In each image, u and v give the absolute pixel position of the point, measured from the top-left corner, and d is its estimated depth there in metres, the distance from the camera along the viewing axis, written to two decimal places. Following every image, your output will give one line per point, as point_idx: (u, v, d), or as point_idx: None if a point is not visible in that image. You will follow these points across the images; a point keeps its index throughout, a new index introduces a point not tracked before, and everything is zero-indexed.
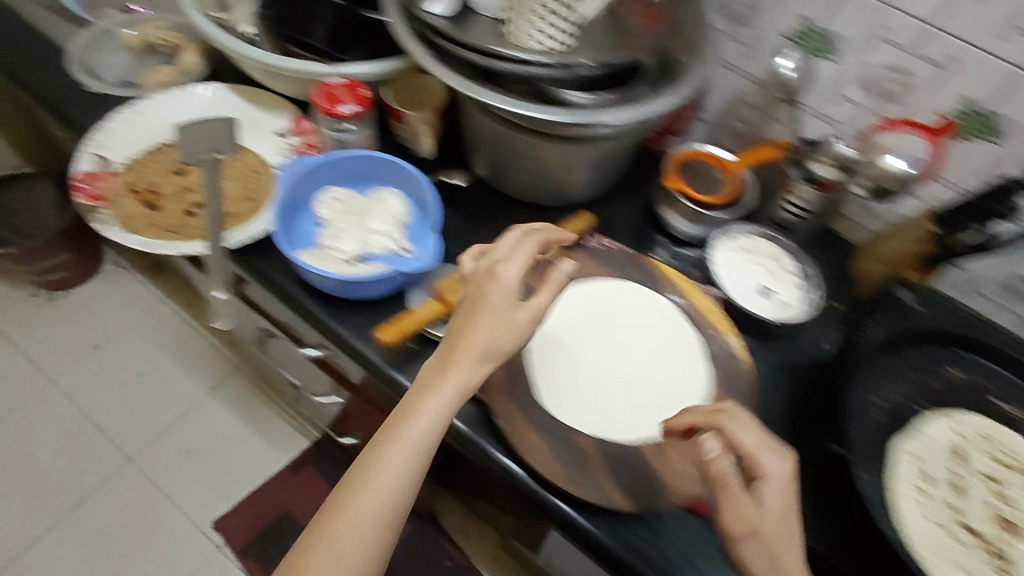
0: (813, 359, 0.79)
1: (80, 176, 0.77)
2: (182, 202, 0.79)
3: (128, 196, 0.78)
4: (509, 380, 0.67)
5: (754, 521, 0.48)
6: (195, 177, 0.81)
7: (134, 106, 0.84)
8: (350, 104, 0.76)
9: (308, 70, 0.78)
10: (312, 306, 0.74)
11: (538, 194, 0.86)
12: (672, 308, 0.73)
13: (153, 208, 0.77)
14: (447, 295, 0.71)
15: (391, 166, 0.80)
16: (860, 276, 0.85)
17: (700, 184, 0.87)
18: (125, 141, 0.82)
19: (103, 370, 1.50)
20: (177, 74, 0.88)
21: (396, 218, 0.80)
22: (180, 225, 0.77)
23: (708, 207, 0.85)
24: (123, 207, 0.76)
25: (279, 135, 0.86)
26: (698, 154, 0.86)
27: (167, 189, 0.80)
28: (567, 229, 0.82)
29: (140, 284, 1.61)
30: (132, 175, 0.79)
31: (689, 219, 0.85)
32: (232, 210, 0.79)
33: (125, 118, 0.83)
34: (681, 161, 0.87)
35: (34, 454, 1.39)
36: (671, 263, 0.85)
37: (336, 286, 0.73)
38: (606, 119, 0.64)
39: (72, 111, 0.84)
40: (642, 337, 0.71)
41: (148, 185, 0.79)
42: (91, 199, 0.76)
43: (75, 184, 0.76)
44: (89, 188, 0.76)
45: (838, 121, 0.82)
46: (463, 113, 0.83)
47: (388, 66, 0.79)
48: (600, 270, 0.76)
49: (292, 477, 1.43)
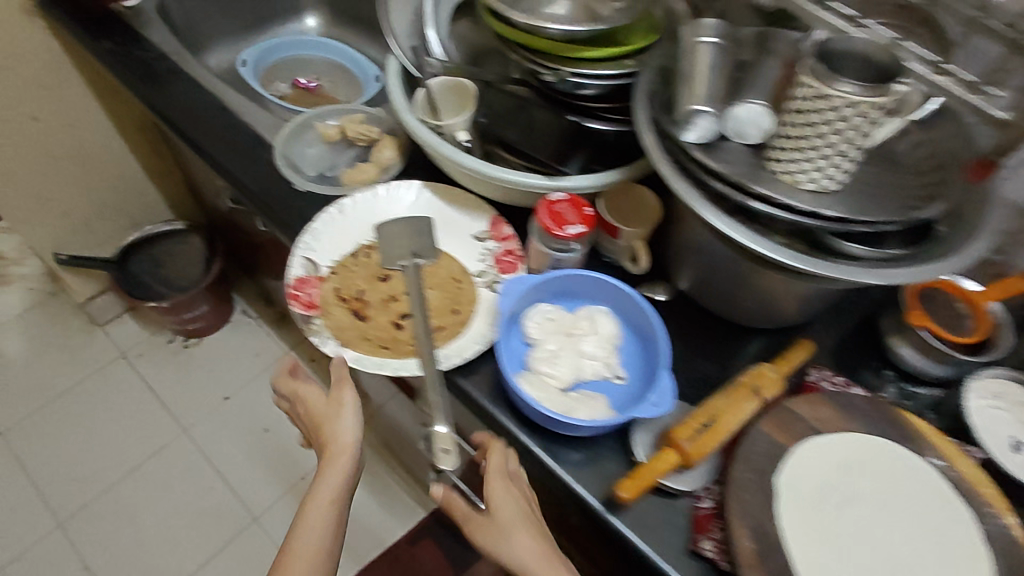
0: None
1: (294, 283, 0.76)
2: (389, 313, 0.77)
3: (338, 306, 0.76)
4: (761, 553, 0.60)
5: (511, 538, 0.64)
6: (398, 285, 0.79)
7: (339, 205, 0.83)
8: (574, 224, 0.72)
9: (525, 182, 0.75)
10: (527, 439, 0.70)
11: (753, 318, 0.79)
12: (934, 473, 0.65)
13: (361, 319, 0.76)
14: (686, 445, 0.65)
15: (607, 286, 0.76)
16: None
17: (943, 317, 0.79)
18: (331, 244, 0.81)
19: (231, 423, 1.51)
20: (378, 172, 0.88)
21: (610, 340, 0.75)
22: (389, 340, 0.74)
23: (957, 348, 0.77)
24: (334, 318, 0.75)
25: (477, 238, 0.83)
26: (943, 284, 0.80)
27: (374, 297, 0.78)
28: (791, 360, 0.74)
29: (269, 336, 1.63)
30: (339, 280, 0.78)
31: (928, 356, 0.77)
32: (439, 324, 0.76)
33: (327, 218, 0.82)
34: (917, 291, 0.80)
35: (159, 506, 1.40)
36: (901, 403, 0.77)
37: (557, 424, 0.68)
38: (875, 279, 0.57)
39: (282, 209, 0.84)
40: (907, 511, 0.63)
41: (355, 294, 0.78)
42: (305, 308, 0.74)
43: (290, 292, 0.75)
44: (302, 295, 0.75)
45: None
46: (680, 231, 0.78)
47: (608, 180, 0.76)
48: (845, 419, 0.69)
49: (412, 550, 1.38)
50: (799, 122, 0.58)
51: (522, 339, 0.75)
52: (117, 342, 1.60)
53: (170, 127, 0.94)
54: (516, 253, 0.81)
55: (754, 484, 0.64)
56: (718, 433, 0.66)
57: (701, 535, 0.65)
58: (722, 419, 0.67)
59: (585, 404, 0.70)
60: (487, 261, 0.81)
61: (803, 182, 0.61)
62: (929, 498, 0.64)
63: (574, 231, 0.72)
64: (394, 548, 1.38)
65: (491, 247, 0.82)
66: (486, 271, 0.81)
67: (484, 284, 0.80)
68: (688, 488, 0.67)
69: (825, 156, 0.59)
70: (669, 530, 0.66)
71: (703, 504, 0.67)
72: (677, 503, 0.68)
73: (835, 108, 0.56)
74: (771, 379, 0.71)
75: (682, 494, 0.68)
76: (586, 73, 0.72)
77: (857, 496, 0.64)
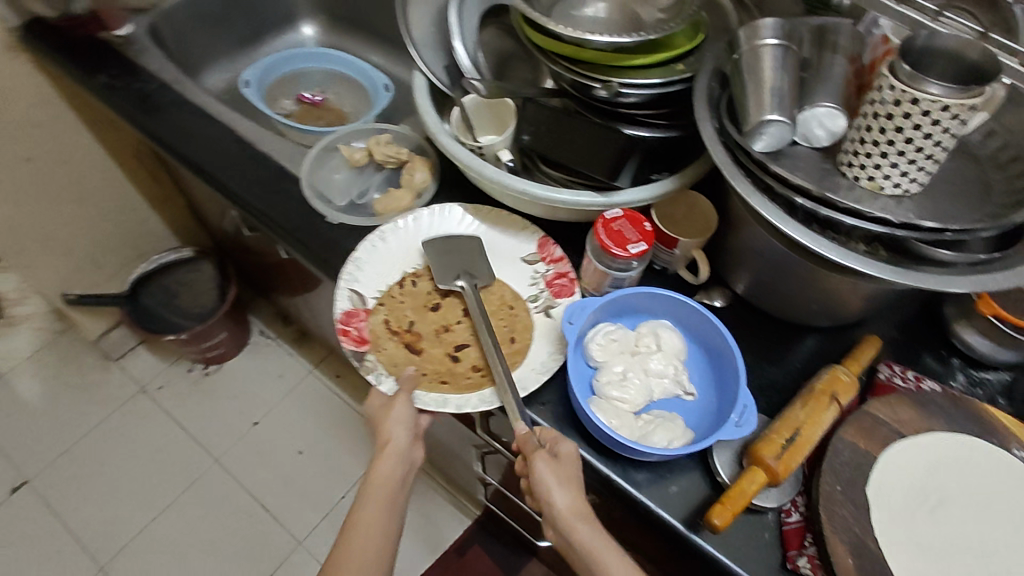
0: None
1: (342, 317, 0.73)
2: (444, 345, 0.74)
3: (390, 339, 0.73)
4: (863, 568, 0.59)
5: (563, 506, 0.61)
6: (449, 314, 0.77)
7: (379, 235, 0.80)
8: (636, 242, 0.69)
9: (580, 201, 0.72)
10: (604, 466, 0.68)
11: (816, 318, 0.77)
12: (1021, 466, 0.65)
13: (416, 352, 0.73)
14: (773, 462, 0.63)
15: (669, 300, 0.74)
16: None
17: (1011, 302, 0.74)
18: (375, 274, 0.77)
19: (263, 446, 1.48)
20: (412, 196, 0.85)
21: (675, 355, 0.73)
22: (447, 373, 0.71)
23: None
24: (388, 354, 0.72)
25: (526, 262, 0.80)
26: None
27: (425, 328, 0.75)
28: (862, 360, 0.72)
29: (290, 355, 1.61)
30: (387, 312, 0.75)
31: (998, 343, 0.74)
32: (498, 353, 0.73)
33: (368, 247, 0.78)
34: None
35: (198, 539, 1.37)
36: (975, 392, 0.75)
37: (637, 451, 0.66)
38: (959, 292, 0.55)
39: (316, 243, 0.81)
40: (1002, 513, 0.62)
41: (406, 325, 0.75)
42: (356, 344, 0.71)
43: (341, 327, 0.72)
44: (352, 331, 0.72)
45: None
46: (738, 235, 0.75)
47: (663, 190, 0.73)
48: (925, 417, 0.68)
49: (459, 559, 1.37)
50: (882, 125, 0.56)
51: (586, 362, 0.72)
52: (134, 375, 1.56)
53: (183, 163, 0.89)
54: (569, 276, 0.78)
55: (845, 495, 0.63)
56: (802, 446, 0.64)
57: (794, 551, 0.63)
58: (805, 432, 0.65)
59: (661, 427, 0.67)
60: (540, 286, 0.78)
61: (885, 187, 0.59)
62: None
63: (636, 250, 0.69)
64: (442, 558, 1.37)
65: (542, 271, 0.79)
66: (539, 295, 0.78)
67: (540, 309, 0.77)
68: (776, 504, 0.65)
69: (909, 159, 0.56)
70: (761, 549, 0.64)
71: (792, 519, 0.65)
72: (765, 520, 0.66)
73: (925, 111, 0.53)
74: (846, 383, 0.69)
75: (768, 511, 0.66)
76: (635, 81, 0.69)
77: (952, 500, 0.63)
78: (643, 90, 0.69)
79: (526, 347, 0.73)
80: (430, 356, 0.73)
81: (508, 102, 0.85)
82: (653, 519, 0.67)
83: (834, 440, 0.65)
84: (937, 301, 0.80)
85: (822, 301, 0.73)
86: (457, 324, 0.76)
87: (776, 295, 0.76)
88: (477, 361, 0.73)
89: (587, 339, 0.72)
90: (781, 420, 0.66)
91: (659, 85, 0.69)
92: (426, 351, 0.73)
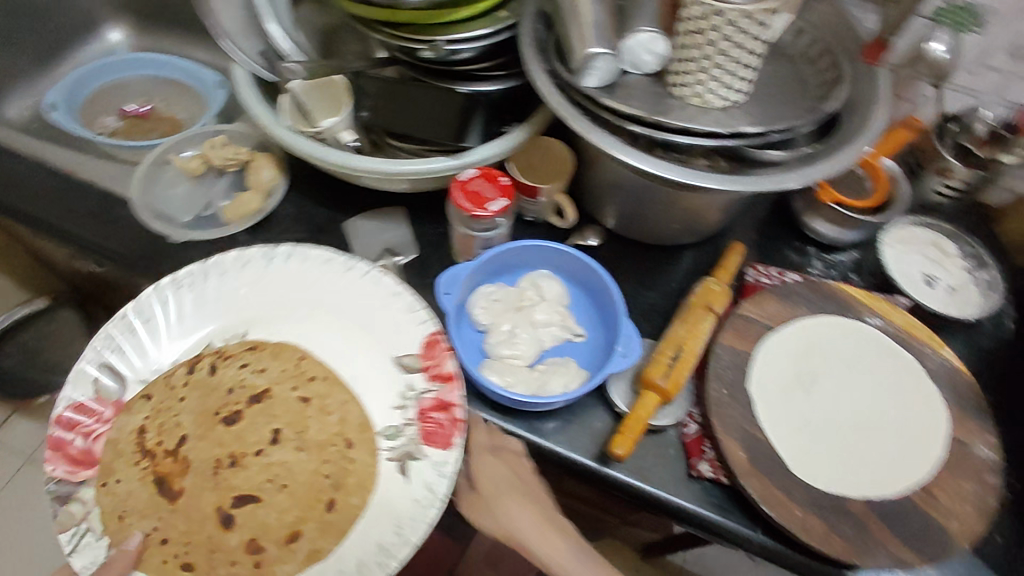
0: (997, 340, 0.79)
1: (68, 420, 0.59)
2: (216, 491, 0.58)
3: (135, 465, 0.59)
4: (755, 459, 0.63)
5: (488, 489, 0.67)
6: (247, 438, 0.60)
7: (189, 278, 0.66)
8: (497, 200, 0.68)
9: (433, 167, 0.71)
10: (508, 424, 0.69)
11: (682, 237, 0.80)
12: (874, 334, 0.72)
13: (172, 499, 0.58)
14: (662, 382, 0.65)
15: (545, 250, 0.75)
16: (1011, 241, 0.84)
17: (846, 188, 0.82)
18: (170, 344, 0.64)
19: None
20: (262, 197, 0.80)
21: (559, 304, 0.74)
22: (204, 549, 0.57)
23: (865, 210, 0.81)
24: (118, 492, 0.58)
25: (406, 373, 0.64)
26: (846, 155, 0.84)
27: (200, 457, 0.59)
28: (730, 267, 0.77)
29: None
30: (123, 417, 0.61)
31: (842, 226, 0.81)
32: (296, 527, 0.58)
33: (205, 298, 0.66)
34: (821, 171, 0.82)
35: None
36: (830, 274, 0.82)
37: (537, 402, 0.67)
38: (791, 185, 0.58)
39: (165, 267, 0.74)
40: (862, 380, 0.69)
41: (173, 446, 0.60)
42: (70, 470, 0.58)
43: (57, 437, 0.58)
44: (71, 430, 0.59)
45: (980, 91, 0.83)
46: (596, 171, 0.76)
47: (515, 141, 0.72)
48: (790, 308, 0.72)
49: None
50: (698, 41, 0.58)
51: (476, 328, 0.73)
52: (11, 447, 1.41)
53: None
54: (455, 415, 0.61)
55: (731, 396, 0.66)
56: (686, 362, 0.67)
57: (696, 459, 0.67)
58: (686, 348, 0.68)
59: (556, 375, 0.68)
60: (408, 411, 0.62)
61: (711, 101, 0.62)
62: (876, 358, 0.71)
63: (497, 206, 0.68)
64: None
65: (423, 390, 0.63)
66: (402, 439, 0.61)
67: (394, 455, 0.60)
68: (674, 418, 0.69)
69: (726, 70, 0.59)
70: (667, 465, 0.68)
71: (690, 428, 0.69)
72: (666, 437, 0.69)
73: (729, 21, 0.55)
74: (717, 293, 0.72)
75: (667, 428, 0.69)
76: (462, 36, 0.67)
77: (820, 379, 0.69)
78: (474, 45, 0.68)
79: (359, 504, 0.58)
80: (192, 509, 0.58)
81: (336, 78, 0.80)
82: (566, 463, 0.68)
83: (715, 348, 0.69)
84: (787, 198, 0.86)
85: (683, 221, 0.77)
86: (266, 450, 0.60)
87: (644, 224, 0.79)
88: (260, 540, 0.57)
89: (472, 307, 0.73)
90: (664, 341, 0.68)
91: (486, 36, 0.67)
92: (183, 500, 0.58)
